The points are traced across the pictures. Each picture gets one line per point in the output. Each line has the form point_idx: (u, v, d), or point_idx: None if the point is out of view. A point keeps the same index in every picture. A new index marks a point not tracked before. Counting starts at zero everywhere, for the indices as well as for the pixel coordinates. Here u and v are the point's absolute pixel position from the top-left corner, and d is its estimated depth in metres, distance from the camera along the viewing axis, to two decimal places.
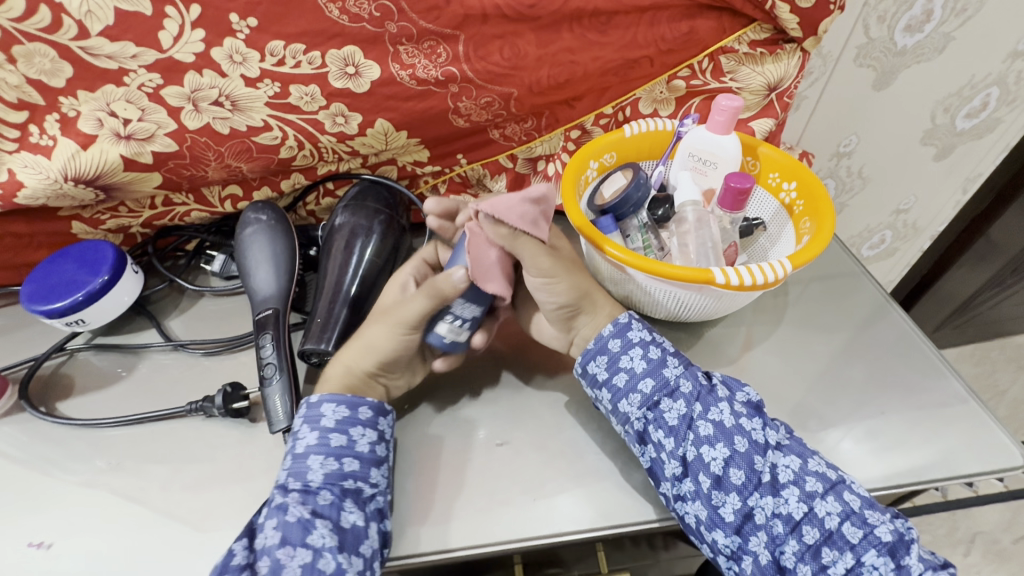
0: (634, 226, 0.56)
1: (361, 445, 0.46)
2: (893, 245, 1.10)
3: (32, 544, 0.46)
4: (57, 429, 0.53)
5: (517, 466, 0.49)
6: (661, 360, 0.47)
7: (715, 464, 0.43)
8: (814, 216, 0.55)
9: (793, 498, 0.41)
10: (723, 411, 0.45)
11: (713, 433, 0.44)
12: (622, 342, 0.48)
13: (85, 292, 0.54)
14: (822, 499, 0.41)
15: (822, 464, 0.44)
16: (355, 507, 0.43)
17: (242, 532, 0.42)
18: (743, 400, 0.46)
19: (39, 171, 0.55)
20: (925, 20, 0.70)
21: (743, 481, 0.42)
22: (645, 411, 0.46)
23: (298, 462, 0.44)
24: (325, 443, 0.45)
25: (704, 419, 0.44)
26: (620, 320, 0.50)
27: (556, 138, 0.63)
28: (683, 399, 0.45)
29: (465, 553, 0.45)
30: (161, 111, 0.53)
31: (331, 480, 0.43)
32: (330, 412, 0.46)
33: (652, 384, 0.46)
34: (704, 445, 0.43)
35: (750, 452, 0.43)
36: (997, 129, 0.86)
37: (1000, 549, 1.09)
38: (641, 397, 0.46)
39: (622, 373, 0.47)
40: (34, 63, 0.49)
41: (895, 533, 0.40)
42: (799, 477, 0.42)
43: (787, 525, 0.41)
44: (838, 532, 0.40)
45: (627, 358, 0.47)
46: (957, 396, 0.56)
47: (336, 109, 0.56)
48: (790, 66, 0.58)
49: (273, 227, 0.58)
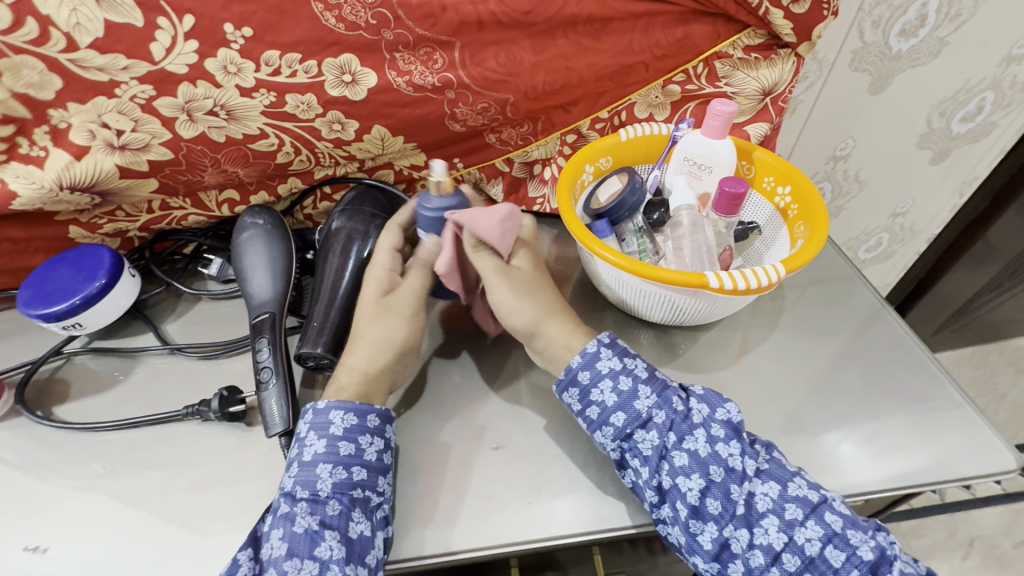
0: (629, 230, 0.57)
1: (369, 454, 0.46)
2: (890, 248, 1.10)
3: (27, 549, 0.46)
4: (54, 433, 0.53)
5: (514, 470, 0.50)
6: (632, 391, 0.46)
7: (691, 494, 0.42)
8: (808, 221, 0.55)
9: (772, 528, 0.41)
10: (698, 439, 0.44)
11: (688, 463, 0.43)
12: (591, 374, 0.48)
13: (82, 296, 0.54)
14: (802, 526, 0.40)
15: (804, 484, 0.42)
16: (362, 517, 0.43)
17: (247, 541, 0.42)
18: (721, 421, 0.45)
19: (31, 181, 0.55)
20: (920, 25, 0.70)
21: (720, 511, 0.42)
22: (619, 442, 0.46)
23: (306, 471, 0.44)
24: (334, 451, 0.45)
25: (678, 448, 0.44)
26: (588, 350, 0.49)
27: (552, 142, 0.63)
28: (656, 430, 0.45)
29: (469, 556, 0.45)
30: (154, 122, 0.53)
31: (340, 490, 0.43)
32: (339, 420, 0.46)
33: (624, 416, 0.46)
34: (679, 476, 0.43)
35: (726, 481, 0.42)
36: (992, 133, 0.86)
37: (999, 553, 1.09)
38: (614, 430, 0.46)
39: (595, 406, 0.47)
40: (22, 75, 0.48)
41: (876, 550, 0.40)
42: (778, 504, 0.41)
43: (767, 556, 0.40)
44: (819, 557, 0.40)
45: (597, 390, 0.47)
46: (955, 399, 0.56)
47: (333, 117, 0.56)
48: (784, 71, 0.58)
49: (270, 231, 0.58)
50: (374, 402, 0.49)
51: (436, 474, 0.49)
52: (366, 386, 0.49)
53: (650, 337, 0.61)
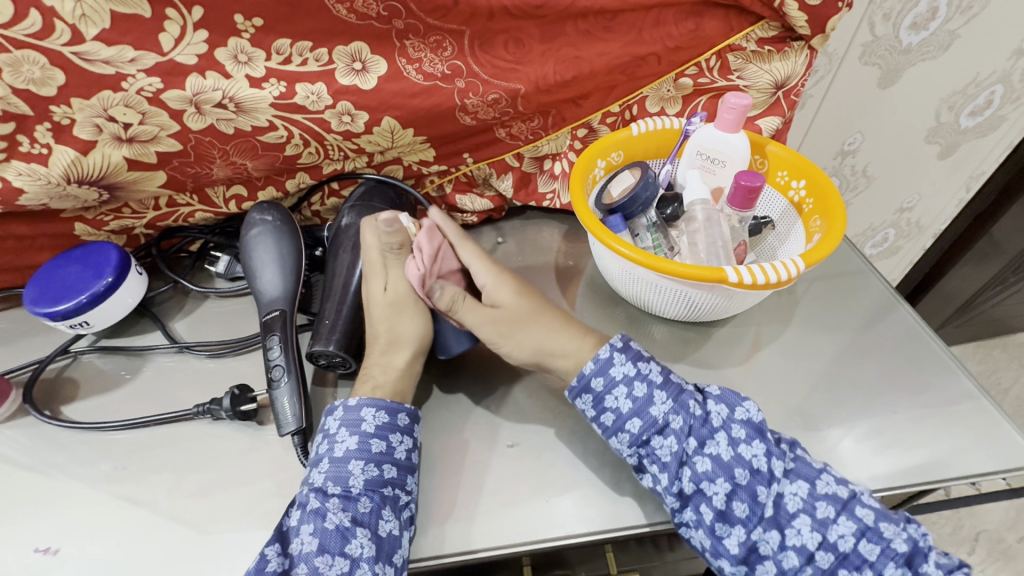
0: (643, 225, 0.57)
1: (399, 452, 0.45)
2: (896, 244, 1.10)
3: (38, 550, 0.45)
4: (62, 433, 0.52)
5: (526, 468, 0.49)
6: (648, 396, 0.46)
7: (717, 498, 0.42)
8: (824, 215, 0.54)
9: (804, 528, 0.40)
10: (719, 443, 0.44)
11: (712, 468, 0.43)
12: (605, 380, 0.47)
13: (90, 293, 0.54)
14: (834, 523, 0.40)
15: (831, 481, 0.42)
16: (391, 515, 0.42)
17: (273, 537, 0.41)
18: (742, 421, 0.45)
19: (37, 178, 0.53)
20: (931, 18, 0.70)
21: (747, 514, 0.41)
22: (637, 448, 0.45)
23: (337, 467, 0.43)
24: (365, 448, 0.44)
25: (699, 453, 0.43)
26: (600, 357, 0.48)
27: (562, 136, 0.63)
28: (674, 436, 0.44)
29: (487, 555, 0.44)
30: (163, 114, 0.52)
31: (371, 487, 0.43)
32: (371, 417, 0.45)
33: (641, 423, 0.45)
34: (703, 481, 0.43)
35: (751, 484, 0.42)
36: (1001, 127, 0.86)
37: (1004, 548, 1.09)
38: (630, 437, 0.45)
39: (609, 413, 0.47)
40: (23, 71, 0.47)
41: (910, 542, 0.40)
42: (808, 503, 0.41)
43: (801, 556, 0.40)
44: (853, 552, 0.40)
45: (612, 397, 0.47)
46: (966, 393, 0.56)
47: (342, 108, 0.55)
48: (798, 64, 0.57)
49: (279, 228, 0.57)
50: (404, 401, 0.49)
51: (449, 473, 0.49)
52: (401, 382, 0.50)
53: (662, 333, 0.60)
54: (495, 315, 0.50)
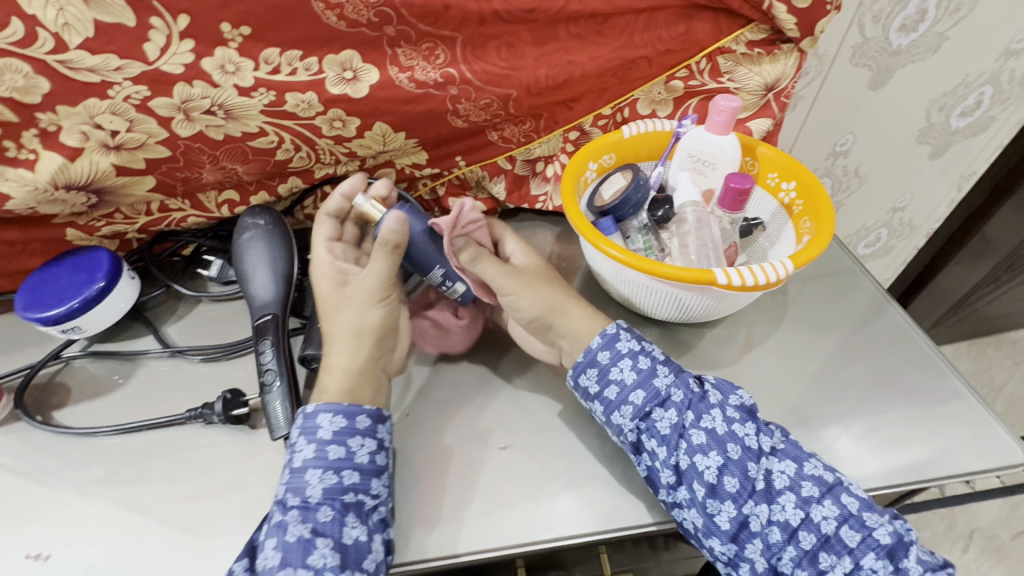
0: (634, 227, 0.57)
1: (360, 456, 0.45)
2: (889, 243, 1.11)
3: (29, 557, 0.45)
4: (53, 438, 0.52)
5: (518, 470, 0.49)
6: (651, 369, 0.47)
7: (709, 472, 0.43)
8: (814, 216, 0.55)
9: (789, 505, 0.41)
10: (715, 419, 0.44)
11: (706, 441, 0.43)
12: (610, 354, 0.48)
13: (81, 299, 0.54)
14: (818, 503, 0.41)
15: (819, 466, 0.43)
16: (357, 522, 0.42)
17: (243, 552, 0.42)
18: (735, 404, 0.45)
19: (24, 184, 0.53)
20: (920, 20, 0.70)
21: (738, 489, 0.42)
22: (637, 422, 0.46)
23: (296, 477, 0.43)
24: (323, 456, 0.44)
25: (696, 427, 0.44)
26: (608, 331, 0.49)
27: (554, 139, 0.63)
28: (674, 409, 0.45)
29: (472, 559, 0.44)
30: (150, 121, 0.52)
31: (331, 495, 0.43)
32: (327, 423, 0.45)
33: (644, 395, 0.46)
34: (697, 454, 0.43)
35: (743, 459, 0.43)
36: (990, 128, 0.87)
37: (998, 545, 1.09)
38: (632, 410, 0.46)
39: (613, 386, 0.47)
40: (6, 79, 0.47)
41: (894, 535, 0.39)
42: (795, 481, 0.42)
43: (785, 532, 0.40)
44: (835, 536, 0.40)
45: (617, 369, 0.47)
46: (956, 393, 0.56)
47: (334, 114, 0.55)
48: (788, 66, 0.58)
49: (271, 231, 0.57)
50: (361, 402, 0.48)
51: (442, 477, 0.49)
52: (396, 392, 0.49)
53: (655, 335, 0.60)
54: (514, 272, 0.53)
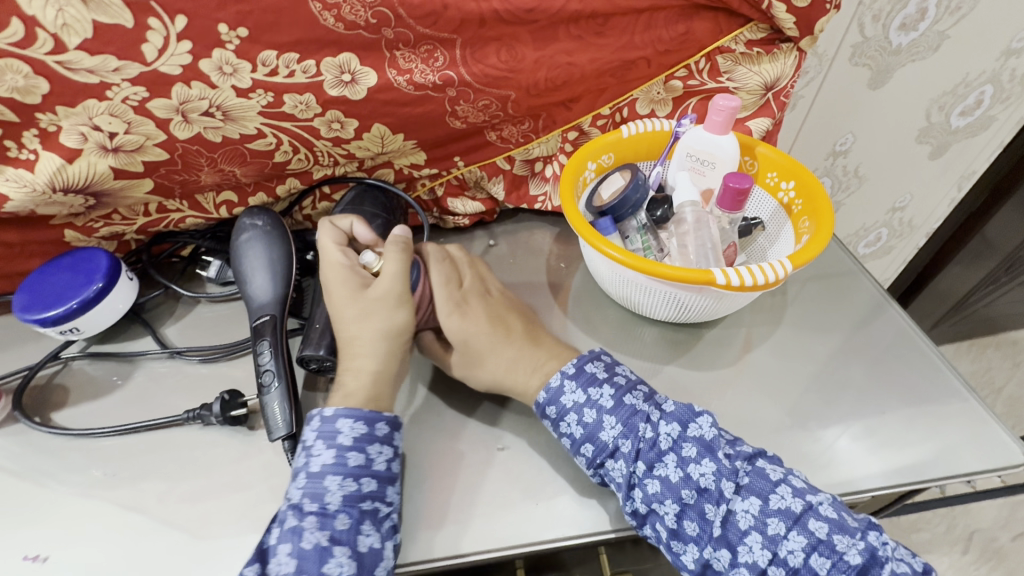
0: (633, 227, 0.57)
1: (378, 463, 0.45)
2: (889, 243, 1.10)
3: (27, 558, 0.45)
4: (52, 439, 0.52)
5: (518, 472, 0.49)
6: (597, 422, 0.46)
7: (669, 517, 0.43)
8: (813, 216, 0.54)
9: (755, 545, 0.40)
10: (668, 466, 0.44)
11: (660, 489, 0.43)
12: (557, 408, 0.48)
13: (79, 300, 0.54)
14: (784, 539, 0.40)
15: (787, 494, 0.42)
16: (372, 529, 0.42)
17: (253, 556, 0.41)
18: (694, 439, 0.45)
19: (23, 185, 0.53)
20: (920, 19, 0.70)
21: (698, 532, 0.42)
22: (594, 471, 0.46)
23: (314, 482, 0.43)
24: (343, 462, 0.44)
25: (649, 476, 0.44)
26: (552, 386, 0.48)
27: (553, 139, 0.63)
28: (624, 460, 0.45)
29: (478, 558, 0.44)
30: (148, 123, 0.52)
31: (350, 502, 0.43)
32: (348, 429, 0.45)
33: (593, 448, 0.46)
34: (654, 502, 0.43)
35: (699, 502, 0.42)
36: (991, 127, 0.87)
37: (998, 546, 1.09)
38: (586, 460, 0.46)
39: (565, 438, 0.47)
40: (6, 80, 0.47)
41: (865, 552, 0.40)
42: (759, 520, 0.41)
43: (752, 571, 0.40)
44: (805, 567, 0.40)
45: (565, 423, 0.47)
46: (956, 393, 0.56)
47: (332, 116, 0.55)
48: (787, 66, 0.58)
49: (269, 232, 0.57)
50: (381, 408, 0.48)
51: (441, 478, 0.49)
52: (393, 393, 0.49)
53: (653, 335, 0.60)
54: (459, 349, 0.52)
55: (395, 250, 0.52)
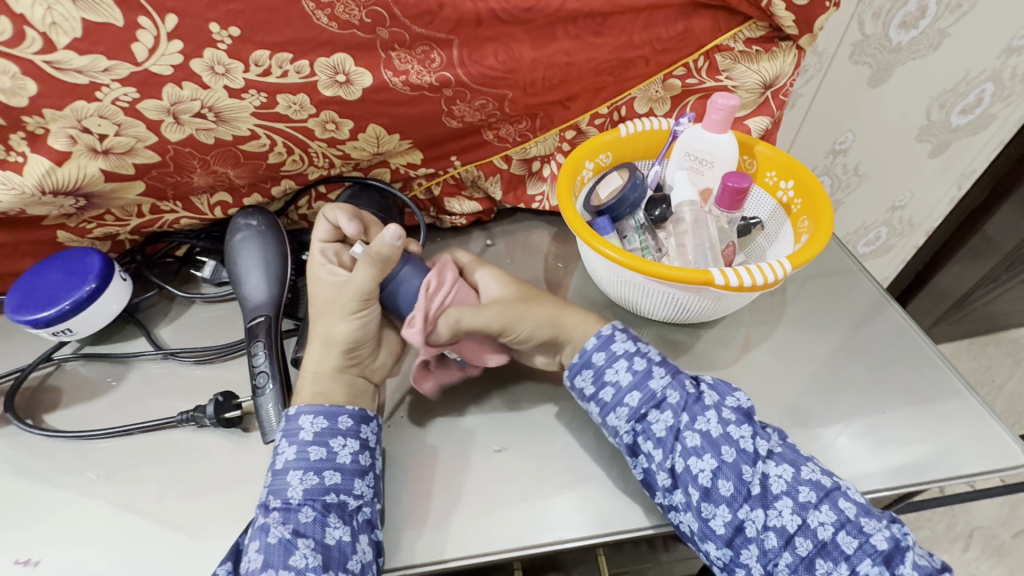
0: (630, 227, 0.57)
1: (342, 456, 0.44)
2: (889, 241, 1.10)
3: (18, 562, 0.44)
4: (44, 441, 0.52)
5: (514, 474, 0.49)
6: (647, 371, 0.47)
7: (704, 475, 0.42)
8: (812, 215, 0.54)
9: (786, 510, 0.40)
10: (710, 420, 0.44)
11: (701, 443, 0.43)
12: (606, 355, 0.48)
13: (72, 300, 0.53)
14: (815, 509, 0.40)
15: (817, 470, 0.42)
16: (339, 522, 0.42)
17: (226, 556, 0.41)
18: (731, 407, 0.45)
19: (12, 187, 0.53)
20: (920, 16, 0.70)
21: (732, 493, 0.41)
22: (633, 424, 0.46)
23: (277, 479, 0.43)
24: (304, 457, 0.43)
25: (690, 429, 0.44)
26: (603, 333, 0.49)
27: (550, 138, 0.62)
28: (670, 410, 0.45)
29: (460, 564, 0.44)
30: (139, 125, 0.52)
31: (312, 496, 0.42)
32: (308, 424, 0.45)
33: (640, 397, 0.46)
34: (691, 457, 0.43)
35: (737, 462, 0.42)
36: (991, 125, 0.86)
37: (999, 544, 1.09)
38: (628, 411, 0.46)
39: (608, 388, 0.47)
40: None
41: (891, 540, 0.39)
42: (792, 487, 0.41)
43: (780, 538, 0.40)
44: (832, 542, 0.39)
45: (612, 371, 0.47)
46: (957, 392, 0.56)
47: (326, 116, 0.55)
48: (786, 64, 0.57)
49: (264, 231, 0.57)
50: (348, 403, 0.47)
51: (436, 480, 0.48)
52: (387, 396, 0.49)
53: (652, 335, 0.60)
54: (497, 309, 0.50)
55: (367, 266, 0.48)
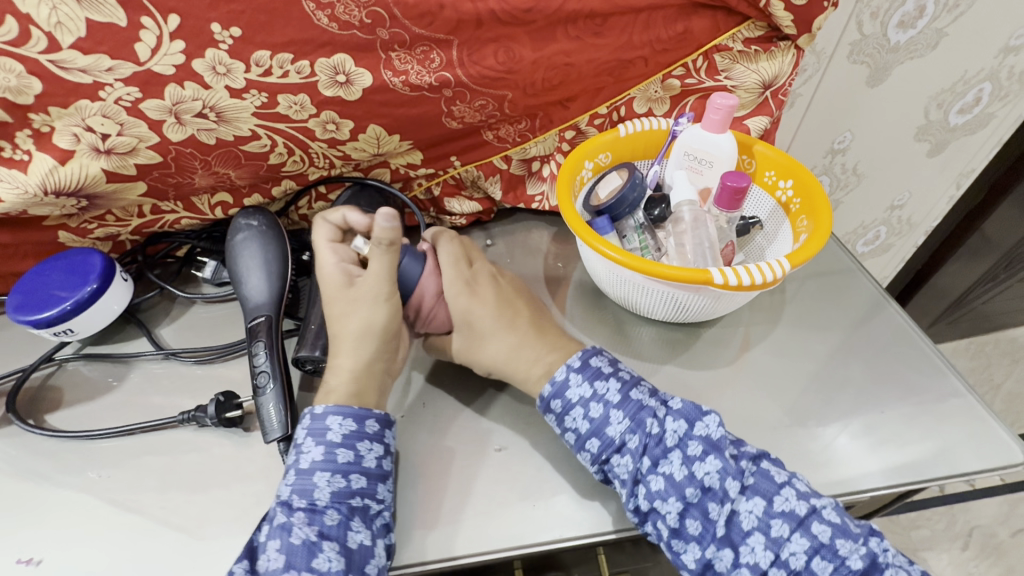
0: (630, 226, 0.57)
1: (368, 460, 0.44)
2: (887, 241, 1.10)
3: (21, 562, 0.44)
4: (46, 441, 0.52)
5: (515, 472, 0.49)
6: (604, 417, 0.45)
7: (671, 516, 0.42)
8: (811, 215, 0.54)
9: (758, 546, 0.40)
10: (673, 463, 0.43)
11: (664, 487, 0.42)
12: (563, 402, 0.47)
13: (74, 300, 0.53)
14: (788, 542, 0.40)
15: (792, 496, 0.41)
16: (362, 526, 0.42)
17: (242, 553, 0.41)
18: (700, 437, 0.44)
19: (15, 186, 0.53)
20: (918, 16, 0.70)
21: (701, 531, 0.41)
22: (598, 466, 0.45)
23: (303, 479, 0.43)
24: (331, 459, 0.43)
25: (653, 473, 0.43)
26: (557, 379, 0.48)
27: (550, 138, 0.63)
28: (630, 455, 0.44)
29: (468, 562, 0.44)
30: (141, 124, 0.52)
31: (338, 498, 0.42)
32: (337, 425, 0.45)
33: (598, 444, 0.45)
34: (656, 500, 0.42)
35: (703, 501, 0.42)
36: (989, 124, 0.86)
37: (998, 543, 1.09)
38: (590, 456, 0.45)
39: (569, 432, 0.46)
40: None
41: (867, 558, 0.39)
42: (764, 521, 0.41)
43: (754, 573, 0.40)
44: (806, 570, 0.39)
45: (570, 417, 0.46)
46: (955, 392, 0.56)
47: (327, 117, 0.55)
48: (784, 64, 0.57)
49: (265, 232, 0.57)
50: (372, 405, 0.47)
51: (438, 480, 0.48)
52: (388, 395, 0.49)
53: (650, 335, 0.60)
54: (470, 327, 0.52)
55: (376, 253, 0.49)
